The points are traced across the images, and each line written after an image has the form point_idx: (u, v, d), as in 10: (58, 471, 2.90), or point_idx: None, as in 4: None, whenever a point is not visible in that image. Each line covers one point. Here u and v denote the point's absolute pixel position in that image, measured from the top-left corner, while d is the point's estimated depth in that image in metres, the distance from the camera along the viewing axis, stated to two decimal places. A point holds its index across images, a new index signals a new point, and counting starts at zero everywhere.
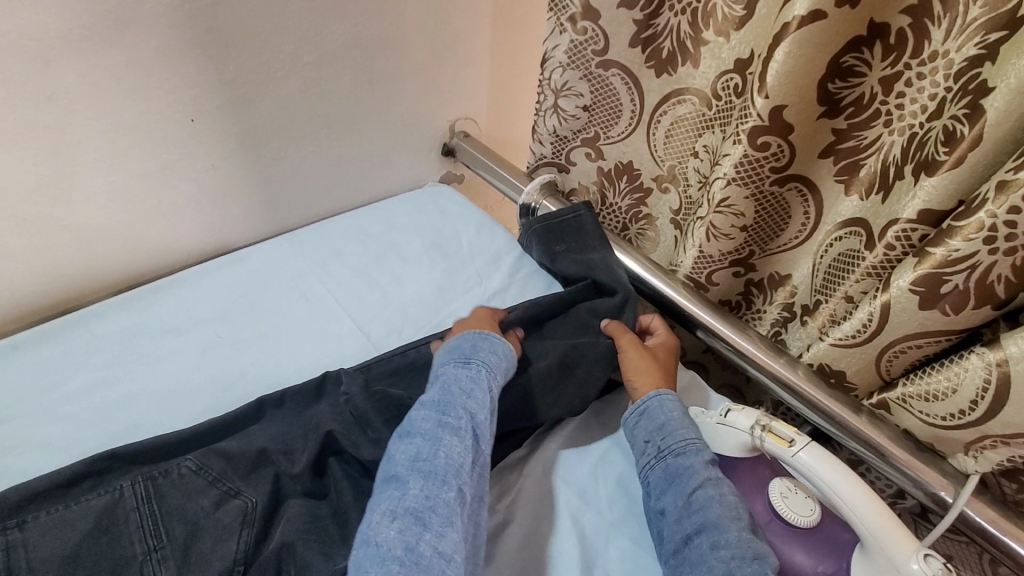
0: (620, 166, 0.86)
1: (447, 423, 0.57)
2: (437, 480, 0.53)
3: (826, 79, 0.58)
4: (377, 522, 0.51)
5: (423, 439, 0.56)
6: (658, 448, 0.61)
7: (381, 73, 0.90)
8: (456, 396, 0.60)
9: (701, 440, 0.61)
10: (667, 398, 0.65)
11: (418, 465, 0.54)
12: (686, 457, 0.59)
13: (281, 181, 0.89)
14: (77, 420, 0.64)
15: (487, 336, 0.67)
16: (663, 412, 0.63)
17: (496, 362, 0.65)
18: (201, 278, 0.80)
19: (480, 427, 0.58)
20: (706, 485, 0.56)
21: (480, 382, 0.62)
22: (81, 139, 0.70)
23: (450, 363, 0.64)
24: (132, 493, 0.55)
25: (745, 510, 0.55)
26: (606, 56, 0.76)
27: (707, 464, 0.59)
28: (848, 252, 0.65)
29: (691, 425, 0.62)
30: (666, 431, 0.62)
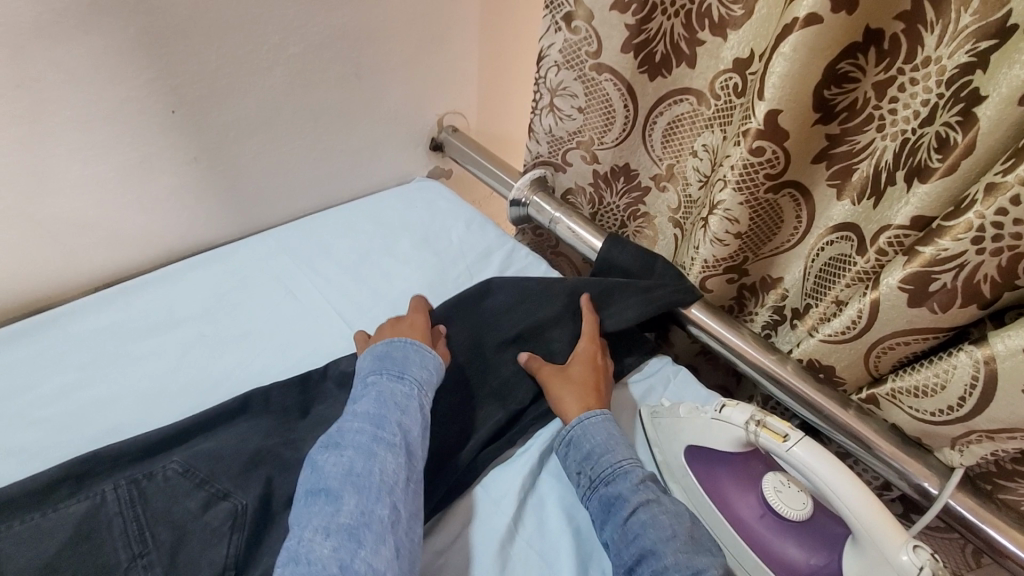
0: (617, 168, 0.89)
1: (381, 439, 0.55)
2: (372, 495, 0.51)
3: (822, 87, 0.59)
4: (309, 540, 0.48)
5: (356, 452, 0.53)
6: (590, 478, 0.60)
7: (369, 65, 0.88)
8: (390, 410, 0.57)
9: (628, 457, 0.61)
10: (590, 421, 0.63)
11: (352, 478, 0.51)
12: (617, 485, 0.59)
13: (264, 176, 0.87)
14: (51, 423, 0.62)
15: (419, 348, 0.66)
16: (587, 439, 0.62)
17: (425, 378, 0.63)
18: (181, 276, 0.77)
19: (413, 444, 0.56)
20: (638, 509, 0.56)
21: (413, 401, 0.60)
22: (52, 132, 0.67)
23: (381, 376, 0.62)
24: (115, 496, 0.53)
25: (683, 524, 0.56)
26: (600, 59, 0.77)
27: (638, 486, 0.58)
28: (839, 257, 0.67)
29: (617, 443, 0.62)
30: (593, 458, 0.61)
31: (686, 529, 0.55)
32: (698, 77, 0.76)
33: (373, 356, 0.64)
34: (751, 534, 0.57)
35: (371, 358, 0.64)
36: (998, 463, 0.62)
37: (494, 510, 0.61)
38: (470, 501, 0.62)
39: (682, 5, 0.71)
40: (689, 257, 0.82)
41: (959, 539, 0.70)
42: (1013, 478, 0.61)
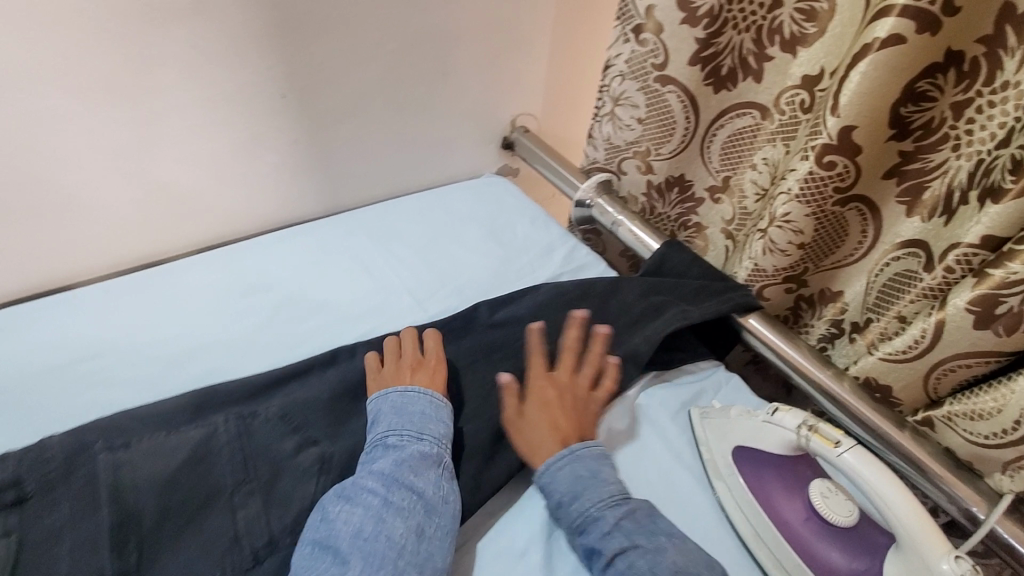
0: (672, 179, 0.92)
1: (391, 502, 0.53)
2: (377, 561, 0.50)
3: (898, 104, 0.61)
4: None
5: (365, 514, 0.52)
6: (568, 529, 0.59)
7: (455, 63, 0.94)
8: (405, 471, 0.56)
9: (597, 501, 0.58)
10: (555, 467, 0.61)
11: (359, 543, 0.51)
12: (592, 536, 0.56)
13: (353, 161, 0.94)
14: (162, 360, 0.68)
15: (432, 398, 0.64)
16: (555, 488, 0.60)
17: (437, 430, 0.61)
18: (276, 244, 0.85)
19: (428, 506, 0.55)
20: (615, 560, 0.54)
21: (433, 460, 0.58)
22: (185, 107, 0.76)
23: (400, 432, 0.59)
24: (225, 428, 0.60)
25: (665, 561, 0.53)
26: (665, 72, 0.81)
27: (613, 530, 0.56)
28: (905, 272, 0.68)
29: (582, 486, 0.59)
30: (565, 509, 0.59)
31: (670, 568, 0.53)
32: (764, 92, 0.78)
33: (393, 405, 0.62)
34: (795, 535, 0.59)
35: (389, 406, 0.62)
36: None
37: None
38: (525, 475, 0.66)
39: (755, 19, 0.75)
40: (742, 265, 0.84)
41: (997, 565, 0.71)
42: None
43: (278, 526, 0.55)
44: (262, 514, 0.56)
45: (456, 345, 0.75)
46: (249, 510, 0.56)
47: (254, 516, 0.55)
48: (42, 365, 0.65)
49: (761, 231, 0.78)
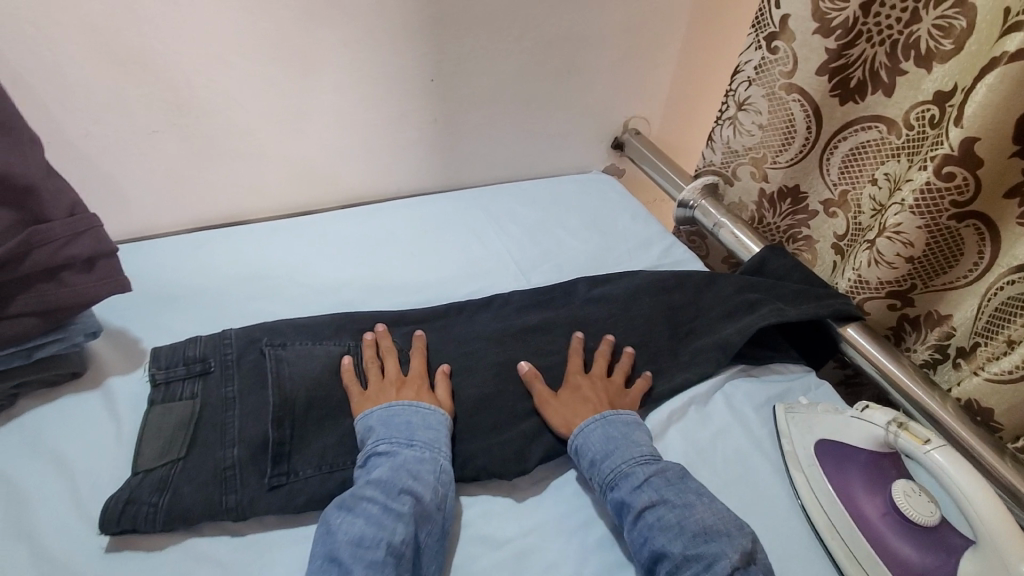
0: (787, 188, 0.94)
1: (390, 507, 0.54)
2: (381, 567, 0.50)
3: (1023, 119, 0.62)
4: None
5: (366, 522, 0.53)
6: (597, 488, 0.62)
7: (582, 64, 1.03)
8: (401, 478, 0.56)
9: (629, 458, 0.62)
10: (590, 429, 0.65)
11: (361, 551, 0.51)
12: (620, 490, 0.60)
13: (478, 143, 1.04)
14: (309, 289, 0.81)
15: (421, 408, 0.63)
16: (588, 449, 0.64)
17: (434, 436, 0.61)
18: (405, 209, 0.97)
19: (427, 511, 0.55)
20: (645, 511, 0.58)
21: (426, 466, 0.58)
22: (355, 81, 0.89)
23: (392, 442, 0.60)
24: (358, 348, 0.70)
25: (694, 515, 0.57)
26: (791, 80, 0.85)
27: (642, 491, 0.59)
28: (1021, 296, 0.66)
29: (616, 447, 0.63)
30: (596, 467, 0.62)
31: (697, 522, 0.56)
32: (892, 106, 0.79)
33: (383, 417, 0.62)
34: (869, 527, 0.60)
35: (375, 420, 0.62)
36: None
37: None
38: None
39: (890, 33, 0.77)
40: (845, 277, 0.85)
41: None
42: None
43: None
44: None
45: (555, 311, 0.82)
46: None
47: None
48: (223, 278, 0.80)
49: (869, 242, 0.79)
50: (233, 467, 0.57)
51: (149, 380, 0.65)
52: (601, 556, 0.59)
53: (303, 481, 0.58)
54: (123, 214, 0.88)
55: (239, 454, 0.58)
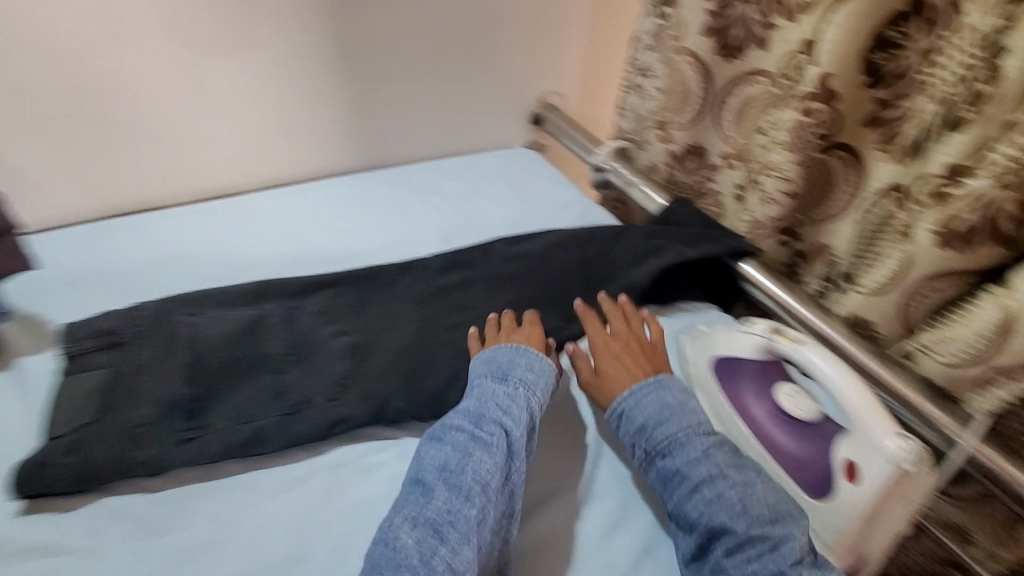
0: (689, 148, 1.00)
1: (478, 438, 0.58)
2: (461, 495, 0.54)
3: (869, 51, 0.69)
4: (397, 526, 0.52)
5: (452, 450, 0.57)
6: (644, 452, 0.63)
7: (491, 39, 1.08)
8: (491, 409, 0.60)
9: (686, 425, 0.62)
10: (642, 395, 0.65)
11: (445, 476, 0.55)
12: (677, 459, 0.60)
13: (397, 120, 1.07)
14: (229, 264, 0.82)
15: (523, 351, 0.67)
16: (640, 411, 0.64)
17: (533, 378, 0.65)
18: (325, 188, 0.98)
19: (514, 444, 0.59)
20: (701, 486, 0.58)
21: (517, 400, 0.62)
22: (263, 60, 0.90)
23: (485, 375, 0.64)
24: (276, 313, 0.72)
25: (757, 492, 0.57)
26: (682, 42, 0.93)
27: (703, 462, 0.59)
28: (884, 216, 0.73)
29: (669, 413, 0.63)
30: (645, 433, 0.63)
31: (760, 501, 0.57)
32: (770, 60, 0.84)
33: (483, 358, 0.67)
34: (762, 430, 0.65)
35: (481, 359, 0.67)
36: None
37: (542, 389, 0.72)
38: None
39: None
40: (743, 221, 0.91)
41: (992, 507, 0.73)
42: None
43: (313, 389, 0.65)
44: (301, 379, 0.66)
45: (473, 269, 0.85)
46: (291, 375, 0.66)
47: (295, 380, 0.66)
48: (139, 260, 0.81)
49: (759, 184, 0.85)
50: (146, 425, 0.59)
51: (61, 354, 0.65)
52: None
53: (217, 433, 0.60)
54: (36, 205, 0.87)
55: (152, 413, 0.59)
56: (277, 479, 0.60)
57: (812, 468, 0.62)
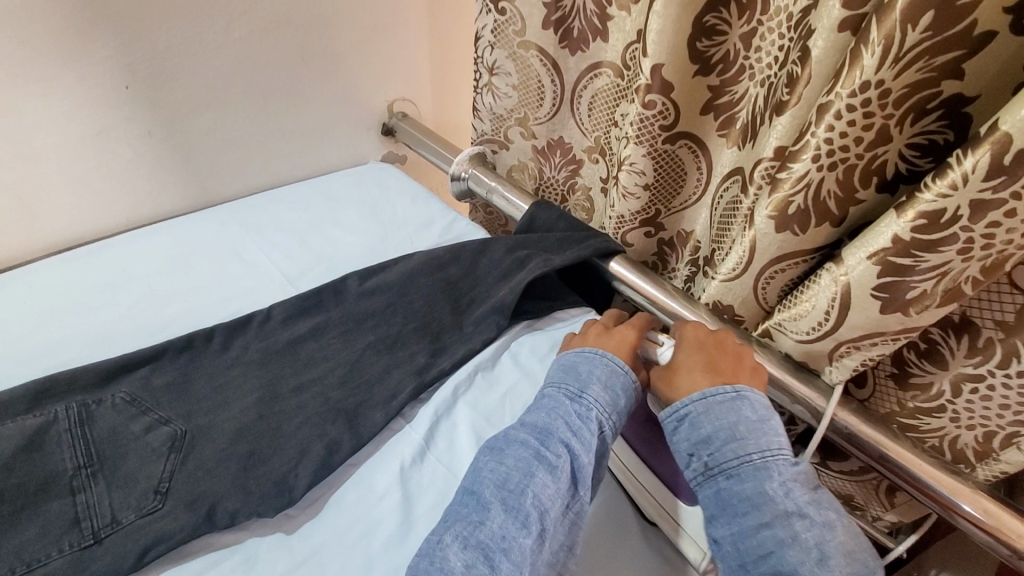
0: (552, 142, 0.97)
1: (544, 457, 0.52)
2: (518, 518, 0.49)
3: (694, 39, 0.67)
4: (447, 545, 0.47)
5: (514, 466, 0.52)
6: (705, 466, 0.53)
7: (318, 51, 0.97)
8: (559, 427, 0.55)
9: (765, 447, 0.51)
10: (713, 402, 0.55)
11: (503, 492, 0.50)
12: (744, 485, 0.50)
13: (218, 151, 0.94)
14: (6, 358, 0.66)
15: (610, 361, 0.62)
16: (708, 422, 0.54)
17: (610, 395, 0.59)
18: (137, 241, 0.83)
19: (581, 471, 0.53)
20: (772, 521, 0.48)
21: (591, 424, 0.56)
22: (18, 101, 0.74)
23: (561, 389, 0.59)
24: (66, 415, 0.58)
25: (835, 540, 0.47)
26: (525, 37, 0.87)
27: (778, 492, 0.49)
28: (732, 201, 0.73)
29: (747, 430, 0.53)
30: (711, 445, 0.53)
31: (838, 550, 0.46)
32: (612, 50, 0.82)
33: (561, 365, 0.63)
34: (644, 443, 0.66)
35: (560, 365, 0.63)
36: (902, 401, 0.69)
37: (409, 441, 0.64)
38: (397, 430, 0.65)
39: None
40: (608, 217, 0.89)
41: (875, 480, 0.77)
42: (917, 415, 0.68)
43: (121, 506, 0.53)
44: (105, 497, 0.53)
45: (322, 314, 0.75)
46: (90, 493, 0.53)
47: (95, 499, 0.53)
48: None
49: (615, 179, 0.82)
50: None
51: None
52: (386, 557, 0.53)
53: None
54: None
55: None
56: None
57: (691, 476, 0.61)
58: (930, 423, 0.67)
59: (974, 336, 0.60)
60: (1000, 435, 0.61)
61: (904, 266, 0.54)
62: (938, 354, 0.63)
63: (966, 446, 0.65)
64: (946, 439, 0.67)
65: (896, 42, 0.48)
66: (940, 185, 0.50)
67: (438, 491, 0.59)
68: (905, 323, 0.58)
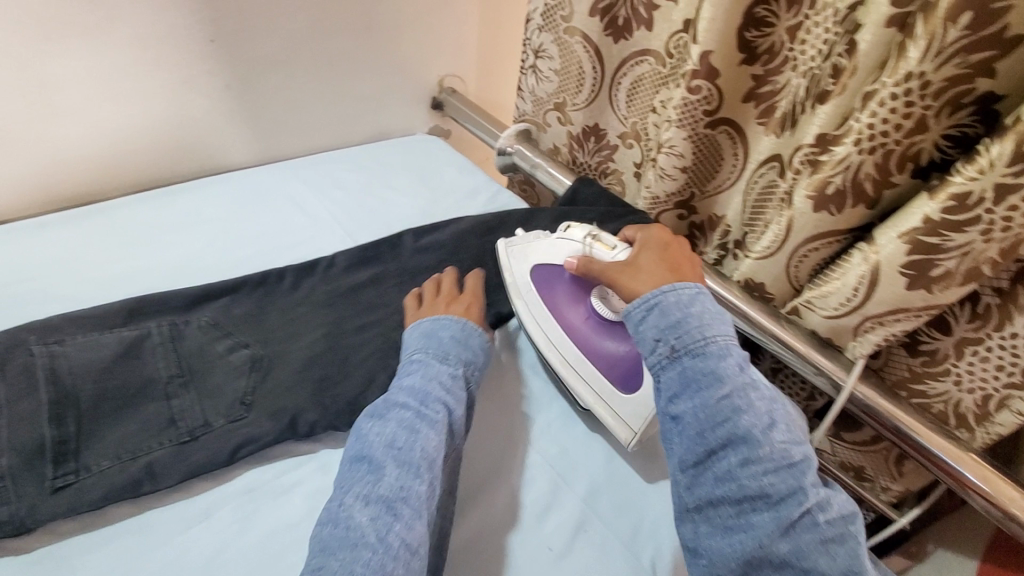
0: (588, 128, 1.02)
1: (425, 415, 0.56)
2: (412, 470, 0.52)
3: (743, 29, 0.72)
4: (350, 504, 0.49)
5: (399, 426, 0.55)
6: (671, 348, 0.56)
7: (381, 22, 1.02)
8: (434, 387, 0.59)
9: (725, 332, 0.56)
10: (682, 294, 0.59)
11: (394, 451, 0.53)
12: (712, 365, 0.54)
13: (284, 110, 0.99)
14: (98, 281, 0.72)
15: (465, 325, 0.68)
16: (677, 309, 0.57)
17: (460, 360, 0.64)
18: (208, 186, 0.89)
19: (454, 422, 0.59)
20: (733, 393, 0.52)
21: (456, 385, 0.61)
22: (113, 45, 0.79)
23: (426, 356, 0.63)
24: (158, 332, 0.64)
25: (780, 411, 0.53)
26: (571, 23, 0.91)
27: (735, 367, 0.54)
28: (768, 185, 0.78)
29: (711, 319, 0.57)
30: (680, 330, 0.56)
31: (782, 419, 0.53)
32: (655, 39, 0.87)
33: (420, 332, 0.66)
34: (577, 333, 0.70)
35: (418, 333, 0.66)
36: (911, 367, 0.75)
37: None
38: None
39: None
40: (642, 198, 0.94)
41: (884, 451, 0.85)
42: (924, 380, 0.74)
43: (212, 412, 0.59)
44: (196, 404, 0.59)
45: (380, 264, 0.81)
46: (183, 400, 0.59)
47: (188, 405, 0.59)
48: None
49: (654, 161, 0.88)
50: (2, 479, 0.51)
51: None
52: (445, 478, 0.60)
53: (97, 475, 0.53)
54: None
55: (8, 463, 0.51)
56: (172, 519, 0.54)
57: (622, 362, 0.67)
58: (936, 388, 0.73)
59: (978, 303, 0.66)
60: (995, 397, 0.67)
61: (933, 245, 0.60)
62: (944, 321, 0.69)
63: (966, 410, 0.71)
64: (949, 404, 0.73)
65: (938, 39, 0.53)
66: (970, 170, 0.55)
67: (491, 428, 0.67)
68: (929, 299, 0.63)
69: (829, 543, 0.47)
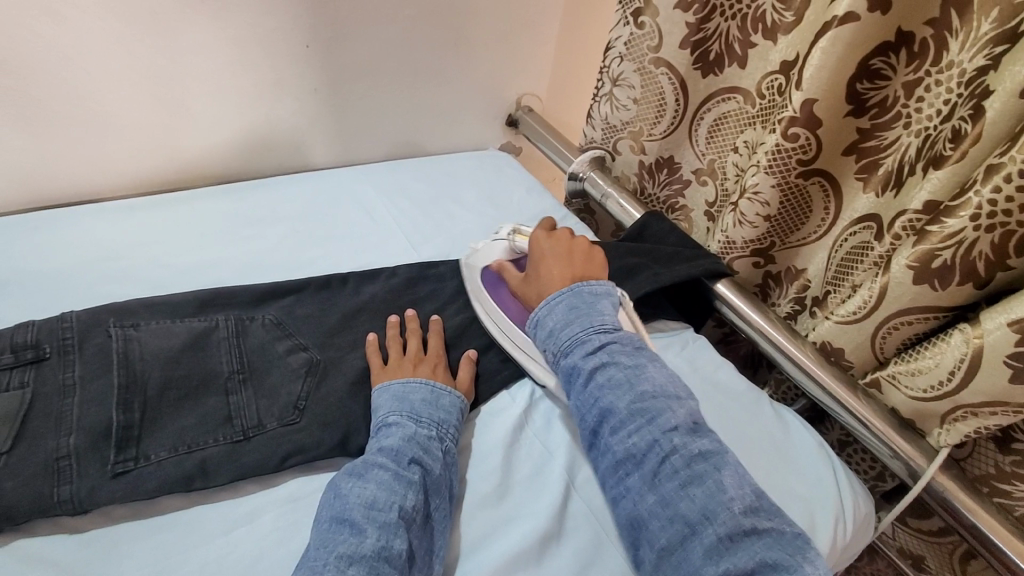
0: (662, 160, 0.99)
1: (403, 476, 0.55)
2: (391, 528, 0.51)
3: (855, 80, 0.67)
4: (334, 566, 0.48)
5: (378, 486, 0.54)
6: (554, 353, 0.66)
7: (468, 38, 1.03)
8: (411, 447, 0.57)
9: (590, 325, 0.65)
10: (553, 301, 0.68)
11: (374, 513, 0.52)
12: (574, 356, 0.63)
13: (365, 115, 1.01)
14: (175, 268, 0.74)
15: (434, 387, 0.64)
16: (551, 318, 0.67)
17: (442, 419, 0.62)
18: (282, 183, 0.91)
19: (433, 482, 0.57)
20: (596, 375, 0.61)
21: (435, 445, 0.59)
22: (219, 43, 0.82)
23: (399, 416, 0.60)
24: (225, 325, 0.65)
25: (642, 376, 0.61)
26: (658, 54, 0.88)
27: (596, 352, 0.63)
28: (860, 245, 0.73)
29: (579, 317, 0.66)
30: (556, 335, 0.66)
31: (645, 382, 0.60)
32: (747, 77, 0.83)
33: (391, 394, 0.62)
34: None
35: (390, 393, 0.63)
36: (999, 463, 0.67)
37: (511, 413, 0.68)
38: (498, 401, 0.69)
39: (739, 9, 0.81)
40: (716, 239, 0.90)
41: (949, 544, 0.77)
42: (1010, 479, 0.66)
43: (266, 413, 0.60)
44: (252, 402, 0.60)
45: (441, 280, 0.80)
46: (240, 397, 0.60)
47: (244, 403, 0.60)
48: (68, 263, 0.72)
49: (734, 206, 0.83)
50: (67, 457, 0.52)
51: None
52: (484, 513, 0.59)
53: (154, 464, 0.55)
54: None
55: (76, 443, 0.53)
56: (217, 518, 0.54)
57: None
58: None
59: None
60: None
61: None
62: None
63: None
64: None
65: None
66: None
67: (531, 465, 0.64)
68: None
69: (687, 484, 0.53)
